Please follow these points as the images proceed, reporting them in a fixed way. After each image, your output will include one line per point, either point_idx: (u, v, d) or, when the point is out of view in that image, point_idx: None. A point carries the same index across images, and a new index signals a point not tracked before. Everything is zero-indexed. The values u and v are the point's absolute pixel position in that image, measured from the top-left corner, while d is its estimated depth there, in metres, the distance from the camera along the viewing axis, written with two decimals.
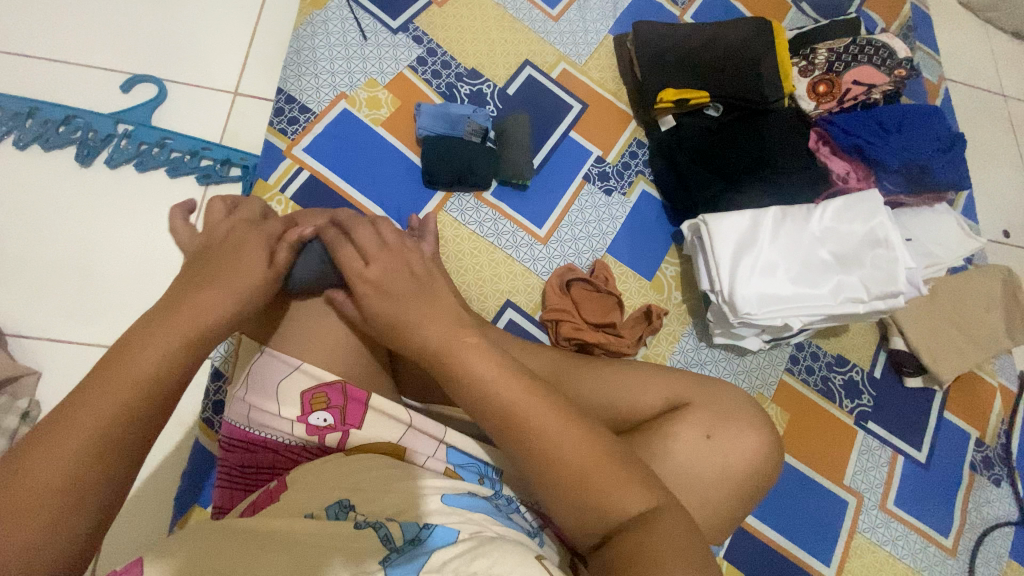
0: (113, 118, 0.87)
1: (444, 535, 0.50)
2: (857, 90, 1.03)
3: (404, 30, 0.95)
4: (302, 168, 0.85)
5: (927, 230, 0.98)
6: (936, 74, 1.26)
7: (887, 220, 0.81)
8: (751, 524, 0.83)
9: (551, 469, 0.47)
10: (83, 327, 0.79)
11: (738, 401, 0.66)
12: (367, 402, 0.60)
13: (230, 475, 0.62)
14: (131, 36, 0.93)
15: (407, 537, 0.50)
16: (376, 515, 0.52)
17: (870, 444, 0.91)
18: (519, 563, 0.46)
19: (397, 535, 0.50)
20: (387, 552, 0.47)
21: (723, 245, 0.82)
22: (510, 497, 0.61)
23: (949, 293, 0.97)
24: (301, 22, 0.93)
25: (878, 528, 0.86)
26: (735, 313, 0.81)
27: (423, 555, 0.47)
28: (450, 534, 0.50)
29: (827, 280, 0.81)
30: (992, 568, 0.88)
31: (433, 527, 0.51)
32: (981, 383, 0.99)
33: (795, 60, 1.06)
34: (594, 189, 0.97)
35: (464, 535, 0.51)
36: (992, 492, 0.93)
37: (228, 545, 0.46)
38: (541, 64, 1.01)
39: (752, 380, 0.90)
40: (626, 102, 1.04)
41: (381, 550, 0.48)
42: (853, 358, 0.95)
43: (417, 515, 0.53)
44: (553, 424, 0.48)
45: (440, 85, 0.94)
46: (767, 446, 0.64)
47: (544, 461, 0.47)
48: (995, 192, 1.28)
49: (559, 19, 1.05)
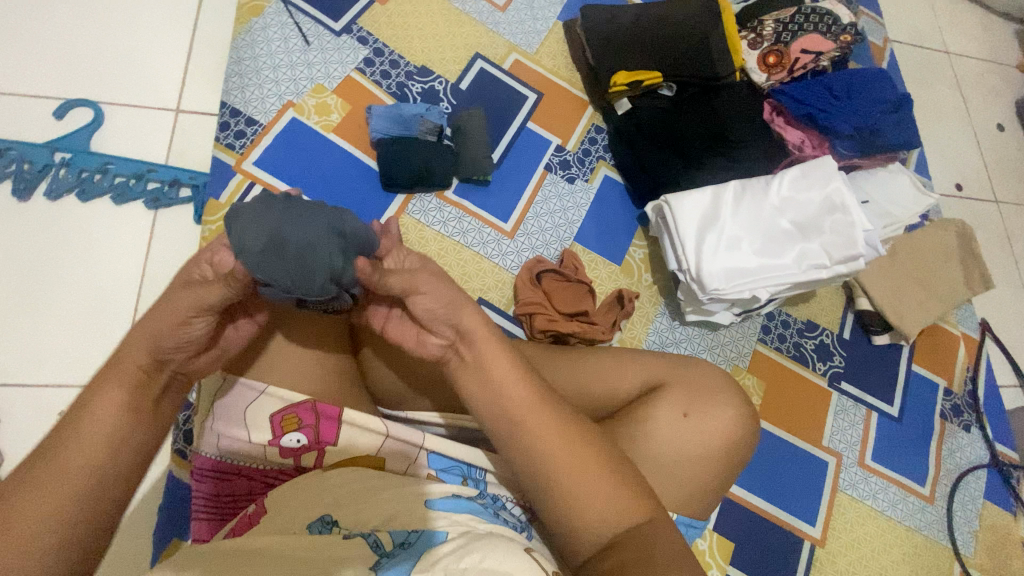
0: (49, 148, 0.83)
1: (434, 536, 0.50)
2: (805, 59, 1.04)
3: (348, 32, 0.93)
4: (254, 182, 0.82)
5: (883, 191, 1.00)
6: (880, 37, 1.28)
7: (842, 185, 0.83)
8: (737, 494, 0.84)
9: (559, 486, 0.46)
10: (40, 368, 0.76)
11: (712, 377, 0.67)
12: (340, 418, 0.59)
13: (205, 507, 0.61)
14: (61, 60, 0.89)
15: (396, 540, 0.50)
16: (363, 526, 0.52)
17: (845, 403, 0.93)
18: (510, 555, 0.47)
19: (387, 540, 0.50)
20: (377, 557, 0.48)
21: (685, 222, 0.83)
22: (496, 495, 0.61)
23: (908, 250, 1.00)
24: (240, 31, 0.90)
25: (858, 484, 0.89)
26: (704, 290, 0.81)
27: (414, 556, 0.48)
28: (440, 535, 0.51)
29: (790, 249, 0.82)
30: (968, 510, 0.92)
31: (422, 531, 0.51)
32: (945, 334, 1.02)
33: (743, 34, 1.07)
34: (556, 178, 0.97)
35: (453, 534, 0.51)
36: (963, 438, 0.96)
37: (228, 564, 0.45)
38: (491, 56, 1.00)
39: (727, 354, 0.92)
40: (581, 88, 1.04)
41: (371, 556, 0.48)
42: (823, 322, 0.97)
43: (404, 521, 0.52)
44: (565, 443, 0.47)
45: (390, 85, 0.92)
46: (745, 419, 0.65)
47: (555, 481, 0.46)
48: (945, 147, 1.32)
49: (506, 9, 1.03)
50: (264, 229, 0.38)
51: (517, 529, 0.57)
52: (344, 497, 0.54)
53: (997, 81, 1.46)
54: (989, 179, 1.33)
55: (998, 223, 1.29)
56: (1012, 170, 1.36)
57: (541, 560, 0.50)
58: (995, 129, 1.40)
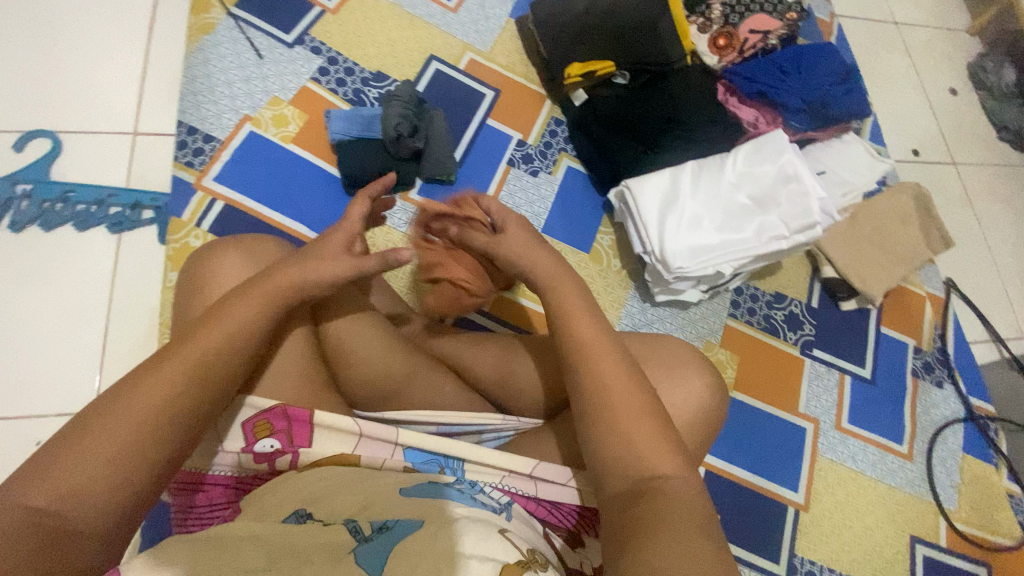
0: (8, 180, 0.83)
1: (410, 524, 0.49)
2: (754, 38, 1.06)
3: (300, 43, 0.93)
4: (215, 198, 0.82)
5: (838, 161, 1.03)
6: (828, 12, 1.32)
7: (794, 157, 0.85)
8: (718, 466, 0.86)
9: (610, 420, 0.49)
10: (12, 401, 0.75)
11: (679, 352, 0.68)
12: (312, 420, 0.58)
13: (179, 520, 0.59)
14: (14, 93, 0.88)
15: (375, 525, 0.49)
16: (334, 516, 0.51)
17: (818, 370, 0.95)
18: (485, 536, 0.47)
19: (366, 526, 0.49)
20: (356, 541, 0.47)
21: (646, 205, 0.85)
22: (473, 482, 0.61)
23: (868, 217, 1.02)
24: (192, 50, 0.90)
25: (836, 447, 0.91)
26: (669, 269, 0.83)
27: (393, 540, 0.47)
28: (414, 522, 0.49)
29: (749, 223, 0.84)
30: (946, 464, 0.94)
31: (397, 518, 0.50)
32: (911, 295, 1.05)
33: (693, 18, 1.09)
34: (520, 172, 0.98)
35: (426, 519, 0.49)
36: (936, 394, 0.99)
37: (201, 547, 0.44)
38: (446, 57, 1.01)
39: (699, 330, 0.93)
40: (538, 82, 1.05)
41: (350, 541, 0.47)
42: (791, 293, 0.99)
43: (375, 510, 0.52)
44: (629, 397, 0.50)
45: (347, 92, 0.93)
46: (714, 391, 0.66)
47: (610, 422, 0.49)
48: (900, 115, 1.36)
49: (458, 9, 1.05)
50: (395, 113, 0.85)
51: (495, 510, 0.57)
52: (317, 491, 0.55)
53: (947, 46, 1.50)
54: (945, 143, 1.36)
55: (957, 184, 1.33)
56: (967, 132, 1.40)
57: (517, 540, 0.50)
58: (948, 94, 1.43)
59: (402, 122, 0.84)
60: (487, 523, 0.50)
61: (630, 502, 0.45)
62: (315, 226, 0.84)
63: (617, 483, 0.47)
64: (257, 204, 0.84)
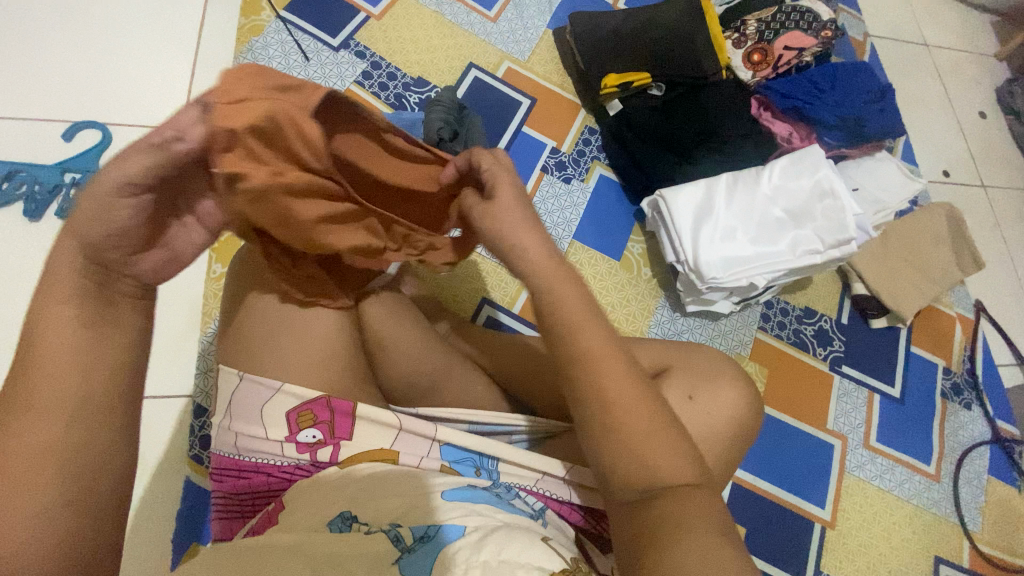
0: (60, 169, 0.85)
1: (451, 530, 0.49)
2: (789, 55, 1.07)
3: (345, 47, 0.96)
4: None
5: (872, 179, 1.02)
6: (859, 32, 1.33)
7: (830, 172, 0.85)
8: (744, 479, 0.85)
9: (604, 418, 0.43)
10: None
11: (714, 361, 0.69)
12: (354, 413, 0.59)
13: (226, 505, 0.61)
14: (68, 86, 0.91)
15: (416, 535, 0.49)
16: (378, 522, 0.51)
17: (847, 387, 0.94)
18: (528, 551, 0.47)
19: (406, 534, 0.49)
20: (398, 552, 0.47)
21: (680, 215, 0.85)
22: (509, 485, 0.62)
23: (900, 235, 1.02)
24: (241, 51, 0.93)
25: (864, 465, 0.90)
26: (702, 280, 0.84)
27: (434, 554, 0.47)
28: (457, 528, 0.50)
29: (784, 236, 0.85)
30: (974, 487, 0.93)
31: (440, 522, 0.50)
32: (941, 315, 1.04)
33: (728, 34, 1.11)
34: (553, 179, 0.99)
35: (470, 526, 0.50)
36: (965, 416, 0.98)
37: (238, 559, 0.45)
38: (485, 65, 1.03)
39: (729, 341, 0.94)
40: (573, 92, 1.07)
41: (391, 551, 0.47)
42: (821, 309, 0.99)
43: (417, 516, 0.51)
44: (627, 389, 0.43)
45: (389, 96, 0.95)
46: (748, 401, 0.66)
47: (607, 419, 0.43)
48: (930, 136, 1.36)
49: (497, 19, 1.07)
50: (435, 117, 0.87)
51: (532, 515, 0.57)
52: (362, 491, 0.55)
53: (978, 69, 1.50)
54: (975, 165, 1.36)
55: (987, 207, 1.32)
56: (997, 155, 1.39)
57: (560, 549, 0.52)
58: (978, 116, 1.43)
59: (444, 126, 0.86)
60: (530, 531, 0.52)
61: (637, 510, 0.42)
62: None
63: (619, 488, 0.43)
64: None
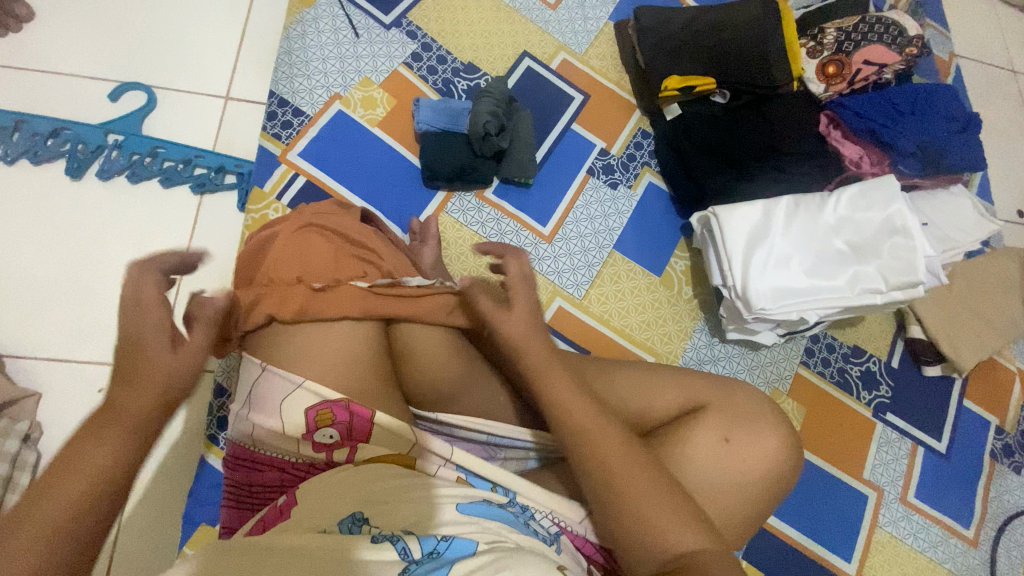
0: (103, 129, 0.85)
1: (463, 547, 0.47)
2: (868, 70, 0.99)
3: (397, 25, 0.92)
4: (298, 173, 0.83)
5: (941, 214, 0.94)
6: (944, 51, 1.25)
7: (904, 207, 0.79)
8: (770, 522, 0.82)
9: (625, 507, 0.45)
10: (83, 345, 0.77)
11: (755, 402, 0.63)
12: (372, 419, 0.56)
13: (238, 494, 0.60)
14: (118, 44, 0.90)
15: (425, 550, 0.46)
16: (391, 528, 0.49)
17: (889, 436, 0.89)
18: None
19: (415, 547, 0.47)
20: (406, 565, 0.45)
21: (732, 236, 0.79)
22: (525, 505, 0.58)
23: (967, 279, 0.94)
24: (291, 21, 0.90)
25: (898, 521, 0.85)
26: (749, 308, 0.78)
27: (446, 566, 0.45)
28: (469, 544, 0.48)
29: (844, 271, 0.78)
30: (1014, 558, 0.87)
31: (450, 540, 0.48)
32: (999, 369, 0.96)
33: (803, 41, 1.03)
34: (599, 183, 0.94)
35: (483, 546, 0.48)
36: (1013, 480, 0.91)
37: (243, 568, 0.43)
38: (539, 55, 0.98)
39: (767, 374, 0.89)
40: (629, 91, 1.01)
41: (399, 564, 0.45)
42: (870, 348, 0.93)
43: (433, 527, 0.50)
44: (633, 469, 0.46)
45: (437, 81, 0.91)
46: (790, 451, 0.61)
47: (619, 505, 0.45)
48: (1010, 169, 1.25)
49: (557, 7, 1.01)
50: (488, 111, 0.83)
51: (546, 540, 0.54)
52: (376, 493, 0.52)
53: None
54: None
55: None
56: None
57: None
58: None
59: (491, 120, 0.82)
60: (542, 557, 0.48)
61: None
62: (391, 213, 0.84)
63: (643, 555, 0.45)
64: (336, 183, 0.84)
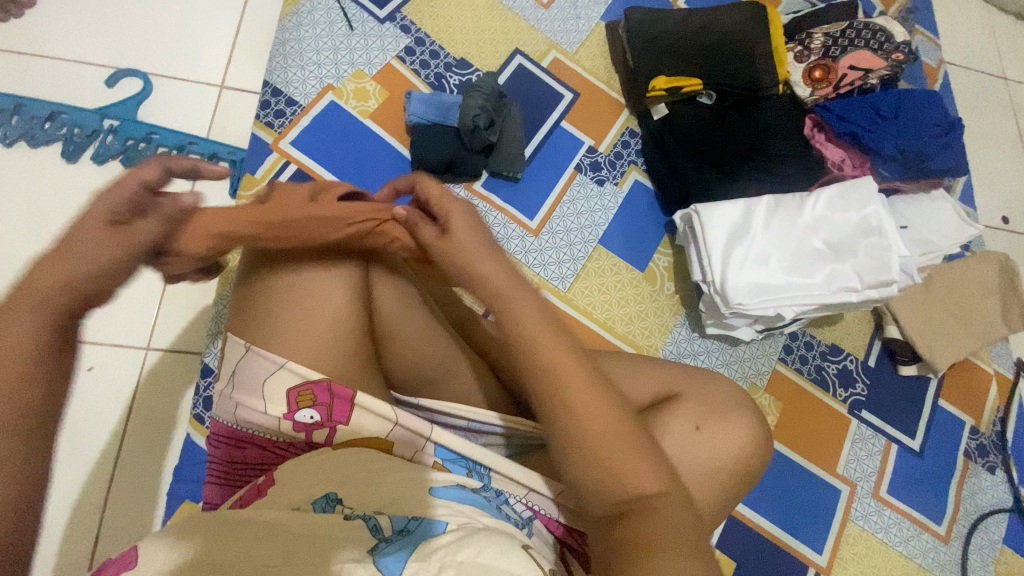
0: (99, 114, 0.86)
1: (433, 525, 0.50)
2: (853, 75, 1.01)
3: (392, 20, 0.94)
4: (288, 162, 0.85)
5: (923, 219, 0.96)
6: (933, 59, 1.27)
7: (880, 209, 0.81)
8: (744, 513, 0.84)
9: (587, 455, 0.44)
10: None
11: (727, 391, 0.64)
12: (354, 400, 0.57)
13: (219, 470, 0.62)
14: (116, 31, 0.92)
15: (396, 527, 0.49)
16: (364, 508, 0.52)
17: (864, 433, 0.90)
18: (508, 551, 0.45)
19: (386, 525, 0.49)
20: (376, 541, 0.47)
21: (713, 233, 0.81)
22: (499, 490, 0.60)
23: (946, 281, 0.96)
24: (288, 13, 0.92)
25: (870, 516, 0.87)
26: (727, 304, 0.80)
27: (415, 541, 0.47)
28: (439, 524, 0.50)
29: (820, 269, 0.80)
30: (984, 555, 0.89)
31: (421, 519, 0.51)
32: (975, 371, 0.98)
33: (790, 46, 1.05)
34: (586, 179, 0.96)
35: (452, 525, 0.50)
36: (986, 479, 0.93)
37: (219, 534, 0.45)
38: (531, 53, 0.99)
39: (745, 370, 0.90)
40: (619, 90, 1.03)
41: (370, 539, 0.47)
42: (848, 347, 0.95)
43: (404, 507, 0.52)
44: (598, 410, 0.44)
45: (429, 75, 0.93)
46: (759, 440, 0.62)
47: (578, 446, 0.44)
48: (996, 176, 1.26)
49: (550, 6, 1.03)
50: (478, 104, 0.85)
51: (517, 525, 0.56)
52: (353, 475, 0.54)
53: None
54: None
55: None
56: None
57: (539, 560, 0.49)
58: None
59: (480, 114, 0.84)
60: (510, 537, 0.49)
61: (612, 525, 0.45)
62: None
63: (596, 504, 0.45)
64: (327, 172, 0.85)
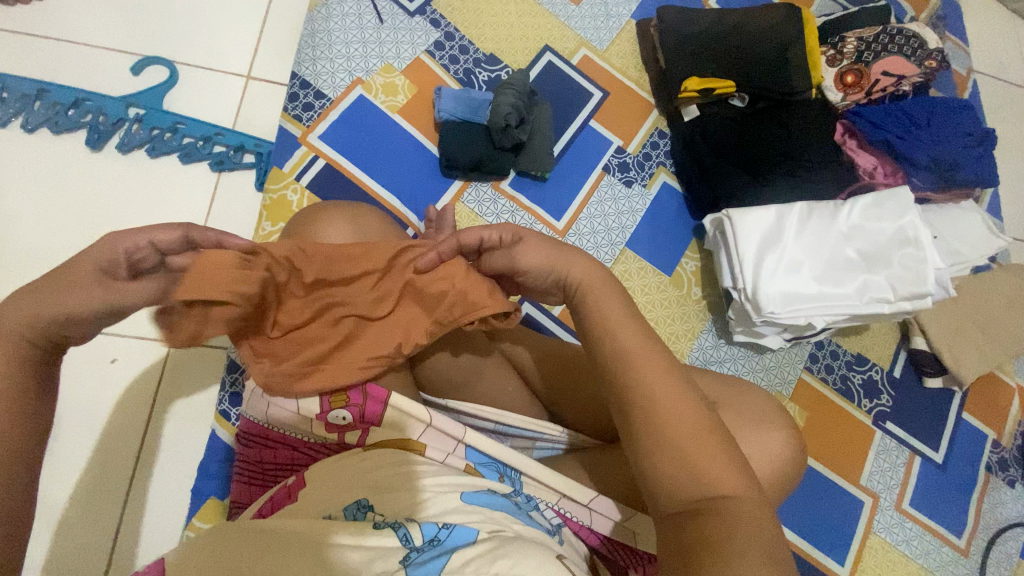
0: (124, 102, 0.85)
1: (463, 534, 0.48)
2: (885, 81, 0.99)
3: (421, 13, 0.92)
4: (317, 156, 0.84)
5: (953, 229, 0.94)
6: (963, 66, 1.26)
7: (917, 219, 0.80)
8: None
9: (656, 442, 0.45)
10: None
11: (761, 402, 0.64)
12: (388, 401, 0.56)
13: (249, 469, 0.62)
14: (140, 18, 0.90)
15: (427, 536, 0.47)
16: (394, 515, 0.49)
17: (888, 444, 0.90)
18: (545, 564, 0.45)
19: (416, 534, 0.47)
20: (407, 551, 0.46)
21: (746, 239, 0.80)
22: (530, 495, 0.59)
23: (974, 293, 0.95)
24: (316, 3, 0.90)
25: (892, 528, 0.86)
26: (758, 312, 0.79)
27: (446, 552, 0.46)
28: (470, 531, 0.48)
29: (853, 279, 0.79)
30: (1003, 568, 0.89)
31: (451, 527, 0.48)
32: (999, 384, 0.97)
33: (823, 49, 1.03)
34: (614, 180, 0.95)
35: (483, 534, 0.48)
36: (1007, 493, 0.92)
37: (248, 546, 0.45)
38: (560, 50, 0.98)
39: (771, 378, 0.90)
40: (648, 90, 1.01)
41: (400, 549, 0.46)
42: (873, 357, 0.94)
43: (434, 514, 0.50)
44: (677, 404, 0.46)
45: (458, 71, 0.91)
46: (794, 452, 0.62)
47: (654, 436, 0.45)
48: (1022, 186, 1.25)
49: (580, 2, 1.02)
50: (509, 102, 0.84)
51: (549, 531, 0.55)
52: (383, 480, 0.53)
53: None
54: None
55: None
56: None
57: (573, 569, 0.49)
58: None
59: (512, 112, 0.83)
60: (543, 546, 0.49)
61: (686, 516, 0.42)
62: (407, 200, 0.85)
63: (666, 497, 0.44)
64: (355, 168, 0.84)
